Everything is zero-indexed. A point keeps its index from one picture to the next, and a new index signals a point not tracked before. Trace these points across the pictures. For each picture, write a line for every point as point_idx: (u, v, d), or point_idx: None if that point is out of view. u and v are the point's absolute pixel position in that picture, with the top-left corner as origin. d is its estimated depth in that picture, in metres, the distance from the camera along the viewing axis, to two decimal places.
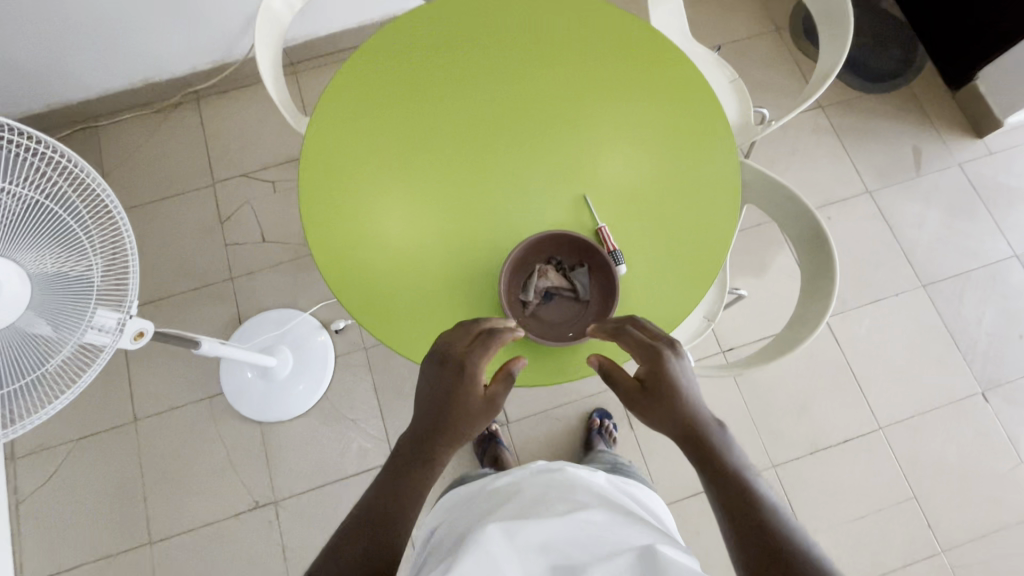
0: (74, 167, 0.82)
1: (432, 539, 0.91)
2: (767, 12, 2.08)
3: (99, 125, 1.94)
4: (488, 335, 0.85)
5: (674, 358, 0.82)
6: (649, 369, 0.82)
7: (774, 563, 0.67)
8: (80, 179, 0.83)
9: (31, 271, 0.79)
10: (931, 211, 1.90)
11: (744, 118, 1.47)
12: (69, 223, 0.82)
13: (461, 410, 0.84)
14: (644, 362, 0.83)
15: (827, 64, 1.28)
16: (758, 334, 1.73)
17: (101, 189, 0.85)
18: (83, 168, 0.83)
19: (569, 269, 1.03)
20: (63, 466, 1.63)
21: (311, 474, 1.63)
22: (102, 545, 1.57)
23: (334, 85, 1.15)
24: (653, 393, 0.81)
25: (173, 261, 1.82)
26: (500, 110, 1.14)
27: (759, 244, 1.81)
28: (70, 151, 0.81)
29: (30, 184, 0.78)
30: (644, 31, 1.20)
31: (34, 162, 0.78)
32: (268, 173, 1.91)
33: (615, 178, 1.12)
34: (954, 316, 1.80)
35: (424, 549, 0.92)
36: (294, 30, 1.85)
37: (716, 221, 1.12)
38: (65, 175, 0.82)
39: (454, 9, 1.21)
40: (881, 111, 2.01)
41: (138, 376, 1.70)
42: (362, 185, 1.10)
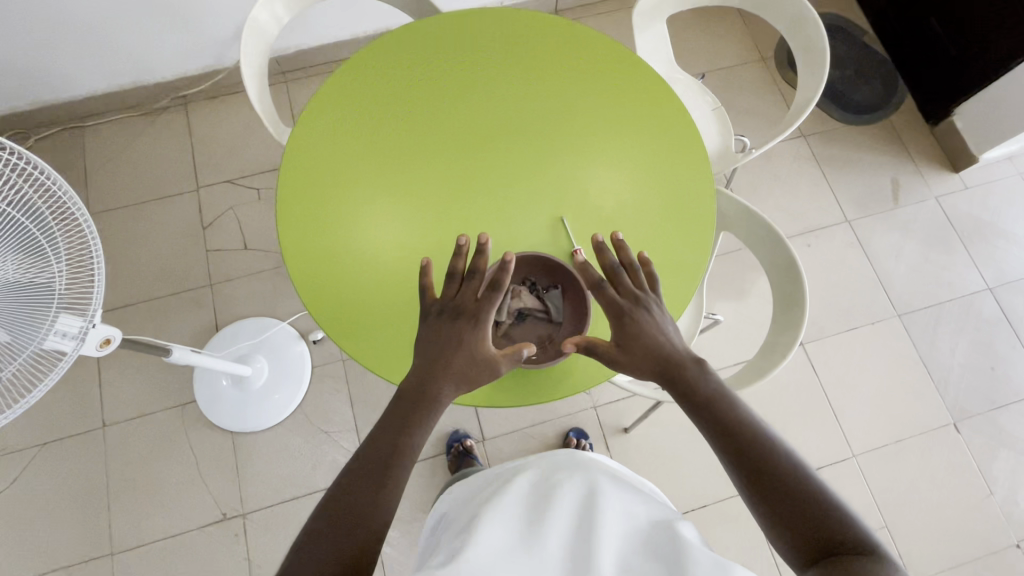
0: (38, 174, 0.82)
1: (440, 532, 0.89)
2: (753, 41, 2.13)
3: (84, 125, 1.93)
4: (488, 292, 0.87)
5: (647, 313, 0.88)
6: (619, 327, 0.88)
7: (800, 525, 0.69)
8: (46, 186, 0.83)
9: None
10: (907, 242, 1.94)
11: (725, 144, 1.50)
12: (31, 231, 0.81)
13: (475, 350, 0.85)
14: (615, 321, 0.89)
15: (805, 95, 1.31)
16: (736, 358, 1.74)
17: (67, 196, 0.84)
18: (48, 174, 0.83)
19: (542, 290, 1.03)
20: (27, 471, 1.59)
21: (281, 487, 1.61)
22: (60, 555, 1.52)
23: (318, 99, 1.16)
24: (629, 346, 0.87)
25: (152, 265, 1.80)
26: (483, 129, 1.16)
27: (739, 268, 1.83)
28: (39, 160, 0.80)
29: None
30: (627, 57, 1.23)
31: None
32: (253, 180, 1.90)
33: (594, 200, 1.14)
34: (928, 346, 1.82)
35: (431, 541, 0.90)
36: (285, 39, 1.86)
37: (692, 246, 1.13)
38: (30, 181, 0.82)
39: (442, 28, 1.23)
40: (861, 142, 2.05)
41: (109, 382, 1.67)
42: (342, 197, 1.10)
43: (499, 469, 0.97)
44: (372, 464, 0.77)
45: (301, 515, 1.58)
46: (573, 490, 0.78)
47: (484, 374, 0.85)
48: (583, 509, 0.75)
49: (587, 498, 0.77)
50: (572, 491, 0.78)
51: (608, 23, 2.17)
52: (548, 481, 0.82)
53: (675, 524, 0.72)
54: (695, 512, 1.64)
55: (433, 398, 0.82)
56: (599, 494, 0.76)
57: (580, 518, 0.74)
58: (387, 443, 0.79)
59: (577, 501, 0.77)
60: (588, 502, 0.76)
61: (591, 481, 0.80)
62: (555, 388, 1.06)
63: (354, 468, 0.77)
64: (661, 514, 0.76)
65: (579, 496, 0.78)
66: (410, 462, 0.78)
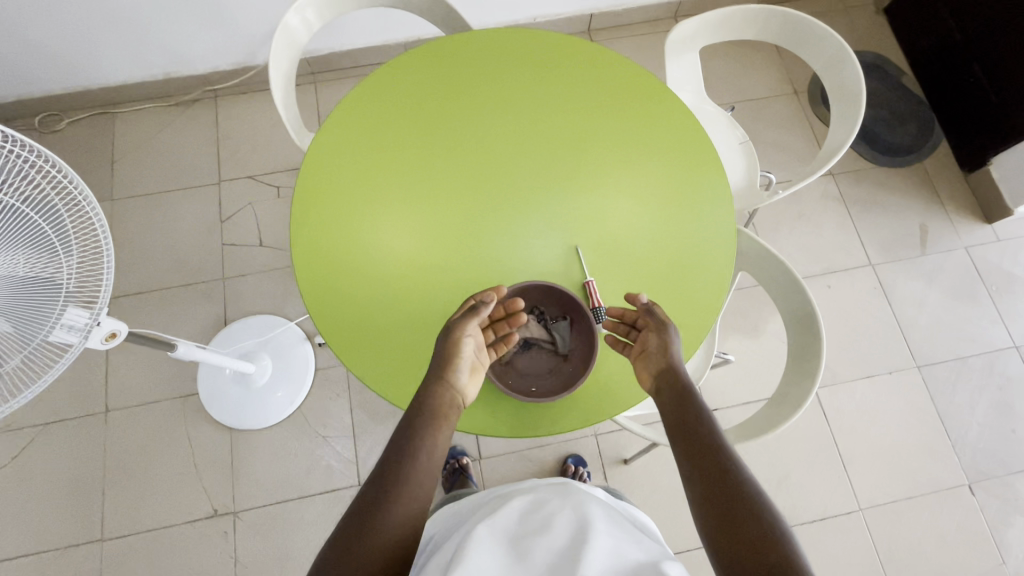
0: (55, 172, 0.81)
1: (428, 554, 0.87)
2: (787, 73, 2.10)
3: (116, 110, 1.96)
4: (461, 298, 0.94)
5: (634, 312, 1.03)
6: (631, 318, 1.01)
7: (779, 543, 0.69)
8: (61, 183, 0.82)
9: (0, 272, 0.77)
10: (932, 291, 1.88)
11: (750, 179, 1.46)
12: (43, 227, 0.80)
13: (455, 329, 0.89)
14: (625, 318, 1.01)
15: (838, 137, 1.27)
16: (745, 398, 1.70)
17: (81, 195, 0.85)
18: (63, 172, 0.82)
19: (551, 321, 1.01)
20: (29, 448, 1.61)
21: (274, 488, 1.60)
22: (50, 537, 1.53)
23: (342, 106, 1.16)
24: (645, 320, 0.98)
25: (169, 254, 1.82)
26: (504, 148, 1.15)
27: (755, 305, 1.79)
28: (54, 156, 0.80)
29: (8, 188, 0.77)
30: (654, 85, 1.21)
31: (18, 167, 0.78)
32: (275, 178, 1.92)
33: (610, 230, 1.11)
34: (946, 402, 1.76)
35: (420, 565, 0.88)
36: (318, 42, 1.88)
37: (710, 286, 1.10)
38: (47, 179, 0.81)
39: (472, 46, 1.22)
40: (891, 185, 2.00)
41: (117, 367, 1.68)
42: (358, 205, 1.10)
43: (494, 493, 0.96)
44: (389, 459, 0.79)
45: (291, 519, 1.58)
46: (564, 519, 0.75)
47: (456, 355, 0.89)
48: (571, 541, 0.72)
49: (578, 528, 0.74)
50: (562, 522, 0.75)
51: (640, 46, 2.16)
52: (539, 509, 0.80)
53: (663, 564, 0.68)
54: (694, 553, 1.60)
55: (426, 386, 0.88)
56: (588, 527, 0.73)
57: (569, 548, 0.71)
58: (405, 434, 0.81)
59: (566, 532, 0.74)
60: (579, 532, 0.73)
61: (583, 510, 0.77)
62: (555, 422, 1.03)
63: (379, 465, 0.79)
64: (651, 551, 0.73)
65: (570, 526, 0.74)
66: (435, 477, 0.80)
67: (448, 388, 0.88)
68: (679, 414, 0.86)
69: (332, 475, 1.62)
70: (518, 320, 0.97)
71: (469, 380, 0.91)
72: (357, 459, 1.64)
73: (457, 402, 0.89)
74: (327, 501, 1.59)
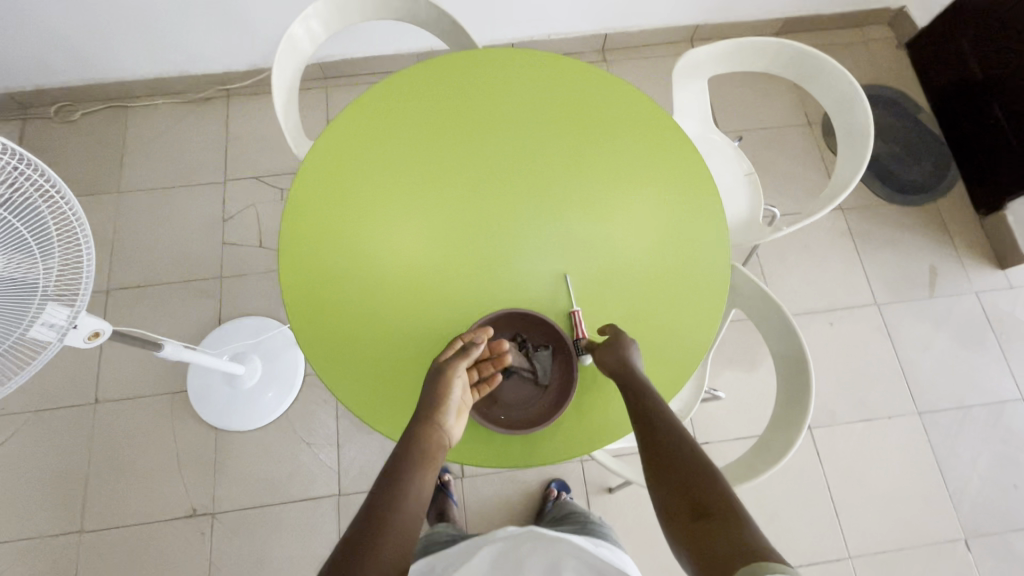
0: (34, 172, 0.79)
1: None
2: (801, 104, 2.07)
3: (130, 104, 1.99)
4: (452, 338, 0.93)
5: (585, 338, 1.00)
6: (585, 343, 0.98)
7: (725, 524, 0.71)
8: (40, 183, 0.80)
9: None
10: (939, 335, 1.83)
11: (752, 213, 1.43)
12: (20, 230, 0.78)
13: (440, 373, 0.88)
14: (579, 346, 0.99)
15: (843, 177, 1.24)
16: (737, 433, 1.66)
17: (60, 195, 0.82)
18: (42, 171, 0.80)
19: (533, 349, 1.00)
20: (17, 434, 1.62)
21: (254, 491, 1.59)
22: (29, 525, 1.54)
23: (342, 118, 1.16)
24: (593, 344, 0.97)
25: (170, 249, 1.83)
26: (500, 170, 1.13)
27: (753, 338, 1.76)
28: (35, 158, 0.78)
29: None
30: (658, 115, 1.19)
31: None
32: (280, 180, 1.93)
33: (601, 261, 1.09)
34: (947, 452, 1.70)
35: None
36: (331, 48, 1.89)
37: (700, 322, 1.08)
38: (26, 180, 0.79)
39: (477, 64, 1.21)
40: (902, 224, 1.96)
41: (109, 359, 1.69)
42: (348, 219, 1.09)
43: (468, 544, 0.95)
44: (371, 508, 0.74)
45: (268, 525, 1.57)
46: None
47: (444, 399, 0.86)
48: None
49: None
50: None
51: (654, 69, 2.15)
52: None
53: None
54: None
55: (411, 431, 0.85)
56: None
57: None
58: (389, 483, 0.77)
59: None
60: None
61: None
62: (531, 453, 1.00)
63: (358, 519, 0.73)
64: None
65: None
66: (416, 527, 0.75)
67: (435, 431, 0.85)
68: (637, 417, 0.87)
69: (313, 482, 1.61)
70: (503, 361, 0.93)
71: (455, 421, 0.89)
72: (339, 468, 1.62)
73: (443, 446, 0.86)
74: (306, 509, 1.58)
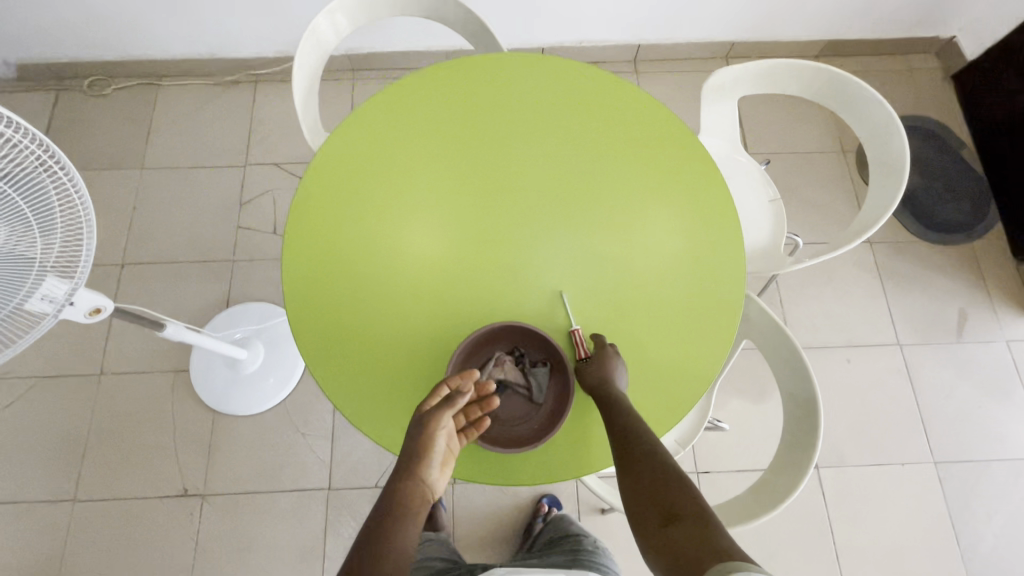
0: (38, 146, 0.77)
1: None
2: (836, 130, 2.00)
3: (160, 83, 2.02)
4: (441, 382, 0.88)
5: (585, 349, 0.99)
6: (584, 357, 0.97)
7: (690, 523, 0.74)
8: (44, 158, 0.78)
9: None
10: (963, 382, 1.74)
11: (774, 240, 1.38)
12: (21, 207, 0.76)
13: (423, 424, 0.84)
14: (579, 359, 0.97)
15: (873, 211, 1.19)
16: (739, 465, 1.60)
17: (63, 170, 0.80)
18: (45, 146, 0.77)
19: (530, 365, 0.97)
20: (22, 399, 1.65)
21: (246, 477, 1.59)
22: (26, 489, 1.56)
23: (359, 114, 1.15)
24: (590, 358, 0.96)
25: (186, 229, 1.85)
26: (513, 179, 1.11)
27: (765, 369, 1.70)
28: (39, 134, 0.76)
29: None
30: (681, 133, 1.15)
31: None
32: (300, 168, 1.93)
33: (608, 280, 1.06)
34: (961, 506, 1.62)
35: None
36: (361, 41, 1.89)
37: (707, 351, 1.03)
38: (30, 155, 0.76)
39: (500, 69, 1.19)
40: (933, 263, 1.87)
41: (117, 332, 1.71)
42: (355, 217, 1.08)
43: None
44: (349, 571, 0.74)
45: (256, 512, 1.56)
46: None
47: (426, 449, 0.84)
48: None
49: None
50: None
51: (685, 83, 2.10)
52: None
53: None
54: None
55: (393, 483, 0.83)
56: None
57: None
58: (370, 543, 0.77)
59: None
60: None
61: None
62: (519, 471, 0.97)
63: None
64: None
65: None
66: None
67: (418, 485, 0.83)
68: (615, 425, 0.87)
69: (304, 474, 1.60)
70: (491, 404, 0.89)
71: (439, 473, 0.86)
72: (331, 462, 1.61)
73: (426, 500, 0.84)
74: (295, 500, 1.57)
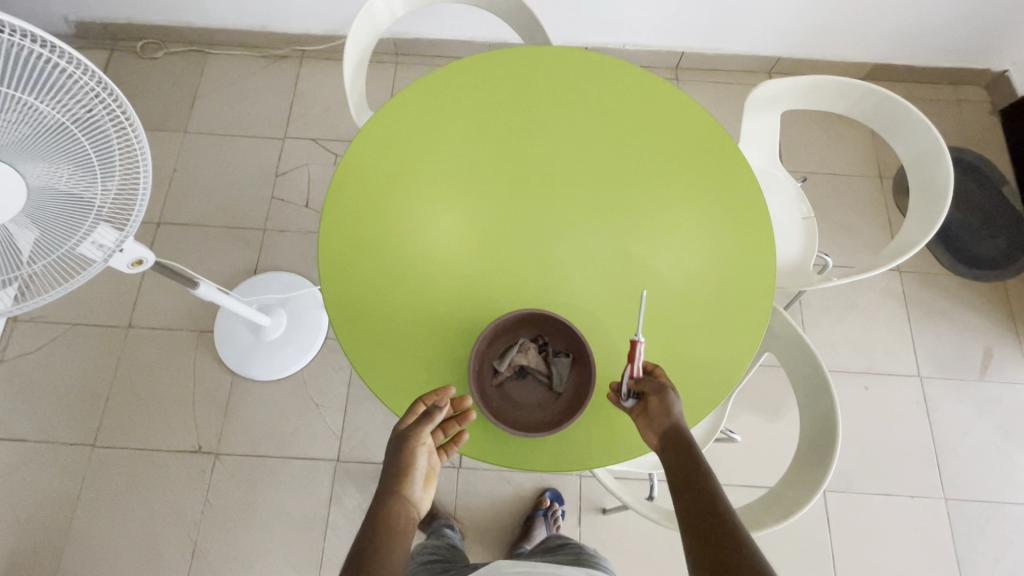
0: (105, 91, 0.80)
1: None
2: (874, 155, 1.97)
3: (210, 51, 2.07)
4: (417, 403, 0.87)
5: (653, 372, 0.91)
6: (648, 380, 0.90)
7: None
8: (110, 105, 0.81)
9: (37, 183, 0.78)
10: (982, 421, 1.71)
11: (804, 257, 1.37)
12: (85, 149, 0.80)
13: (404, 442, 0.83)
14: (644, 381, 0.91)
15: (909, 237, 1.17)
16: (745, 481, 1.60)
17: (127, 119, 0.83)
18: (113, 93, 0.81)
19: (552, 354, 0.97)
20: (52, 343, 1.70)
21: (258, 440, 1.63)
22: (49, 430, 1.62)
23: (407, 94, 1.17)
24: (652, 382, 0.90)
25: (222, 194, 1.89)
26: (550, 172, 1.12)
27: (780, 387, 1.69)
28: (106, 79, 0.79)
29: (58, 103, 0.76)
30: (723, 142, 1.15)
31: (69, 82, 0.76)
32: (337, 145, 1.97)
33: (634, 279, 1.06)
34: (968, 545, 1.59)
35: None
36: (408, 26, 1.92)
37: (727, 358, 1.04)
38: (99, 100, 0.80)
39: (548, 63, 1.20)
40: (962, 298, 1.84)
41: (148, 288, 1.76)
42: (393, 193, 1.10)
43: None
44: None
45: (265, 476, 1.60)
46: None
47: (409, 466, 0.83)
48: None
49: None
50: None
51: (725, 95, 2.09)
52: None
53: None
54: None
55: (378, 503, 0.82)
56: None
57: None
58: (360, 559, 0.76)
59: None
60: None
61: None
62: (531, 458, 0.98)
63: None
64: None
65: None
66: None
67: (403, 504, 0.82)
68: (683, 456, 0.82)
69: (314, 444, 1.63)
70: (467, 419, 0.90)
71: (423, 490, 0.86)
72: (341, 435, 1.64)
73: (413, 516, 0.83)
74: (304, 468, 1.61)
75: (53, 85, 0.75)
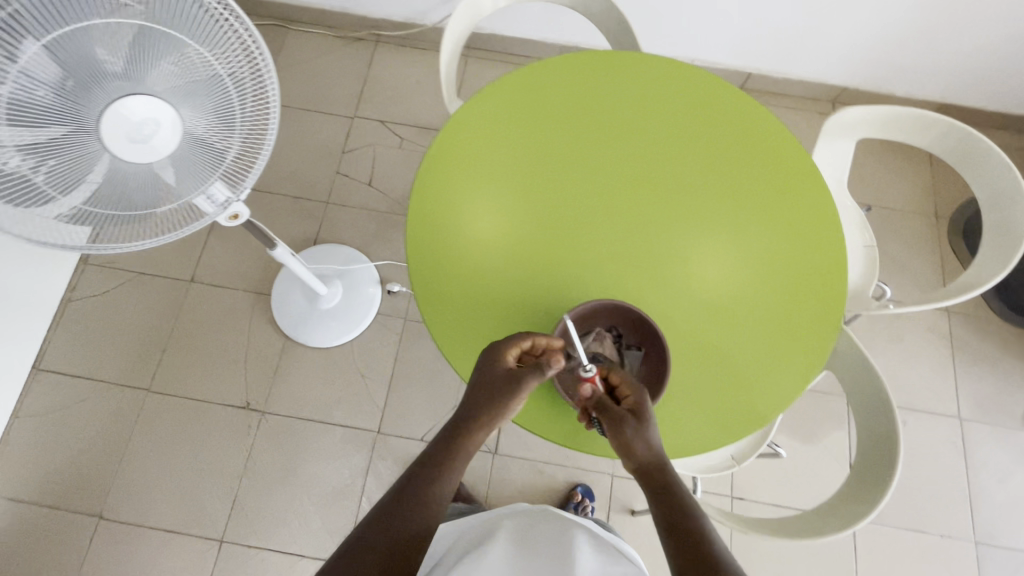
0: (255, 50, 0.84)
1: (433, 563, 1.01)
2: (933, 194, 1.97)
3: (291, 28, 2.14)
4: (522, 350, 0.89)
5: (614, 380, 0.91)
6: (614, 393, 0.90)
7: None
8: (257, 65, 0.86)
9: (186, 126, 0.86)
10: (1019, 470, 1.70)
11: (865, 284, 1.38)
12: (231, 101, 0.86)
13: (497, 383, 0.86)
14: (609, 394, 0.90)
15: (980, 275, 1.18)
16: (775, 500, 1.61)
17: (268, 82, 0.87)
18: (262, 54, 0.85)
19: (625, 346, 1.01)
20: (118, 289, 1.78)
21: (304, 404, 1.68)
22: (108, 372, 1.69)
23: (502, 83, 1.21)
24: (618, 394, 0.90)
25: (290, 165, 1.96)
26: (632, 171, 1.15)
27: (818, 412, 1.69)
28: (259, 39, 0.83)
29: (220, 57, 0.83)
30: (803, 162, 1.17)
31: (232, 40, 0.83)
32: (403, 129, 2.02)
33: (705, 283, 1.09)
34: None
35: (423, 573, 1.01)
36: (485, 22, 1.97)
37: (787, 370, 1.06)
38: (249, 59, 0.85)
39: (639, 67, 1.24)
40: (1009, 344, 1.83)
41: (212, 247, 1.83)
42: (480, 175, 1.14)
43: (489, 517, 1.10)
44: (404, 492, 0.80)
45: (307, 439, 1.65)
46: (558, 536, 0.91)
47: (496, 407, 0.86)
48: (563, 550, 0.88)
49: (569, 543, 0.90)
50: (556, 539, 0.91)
51: (787, 119, 2.10)
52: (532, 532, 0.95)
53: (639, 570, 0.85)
54: None
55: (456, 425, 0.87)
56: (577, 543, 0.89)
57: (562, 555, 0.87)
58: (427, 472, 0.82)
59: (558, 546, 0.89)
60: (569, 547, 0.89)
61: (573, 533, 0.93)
62: (590, 443, 1.02)
63: (387, 503, 0.79)
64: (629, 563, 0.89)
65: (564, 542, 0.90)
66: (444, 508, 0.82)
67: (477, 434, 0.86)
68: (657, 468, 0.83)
69: (357, 413, 1.68)
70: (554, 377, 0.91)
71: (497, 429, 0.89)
72: (383, 408, 1.69)
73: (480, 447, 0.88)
74: (344, 436, 1.66)
75: (220, 41, 0.82)
